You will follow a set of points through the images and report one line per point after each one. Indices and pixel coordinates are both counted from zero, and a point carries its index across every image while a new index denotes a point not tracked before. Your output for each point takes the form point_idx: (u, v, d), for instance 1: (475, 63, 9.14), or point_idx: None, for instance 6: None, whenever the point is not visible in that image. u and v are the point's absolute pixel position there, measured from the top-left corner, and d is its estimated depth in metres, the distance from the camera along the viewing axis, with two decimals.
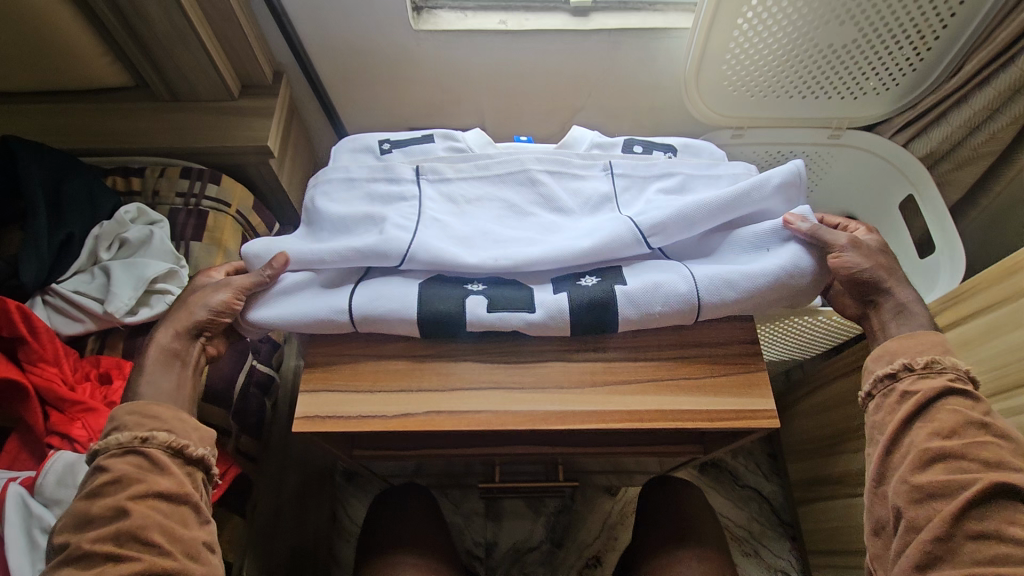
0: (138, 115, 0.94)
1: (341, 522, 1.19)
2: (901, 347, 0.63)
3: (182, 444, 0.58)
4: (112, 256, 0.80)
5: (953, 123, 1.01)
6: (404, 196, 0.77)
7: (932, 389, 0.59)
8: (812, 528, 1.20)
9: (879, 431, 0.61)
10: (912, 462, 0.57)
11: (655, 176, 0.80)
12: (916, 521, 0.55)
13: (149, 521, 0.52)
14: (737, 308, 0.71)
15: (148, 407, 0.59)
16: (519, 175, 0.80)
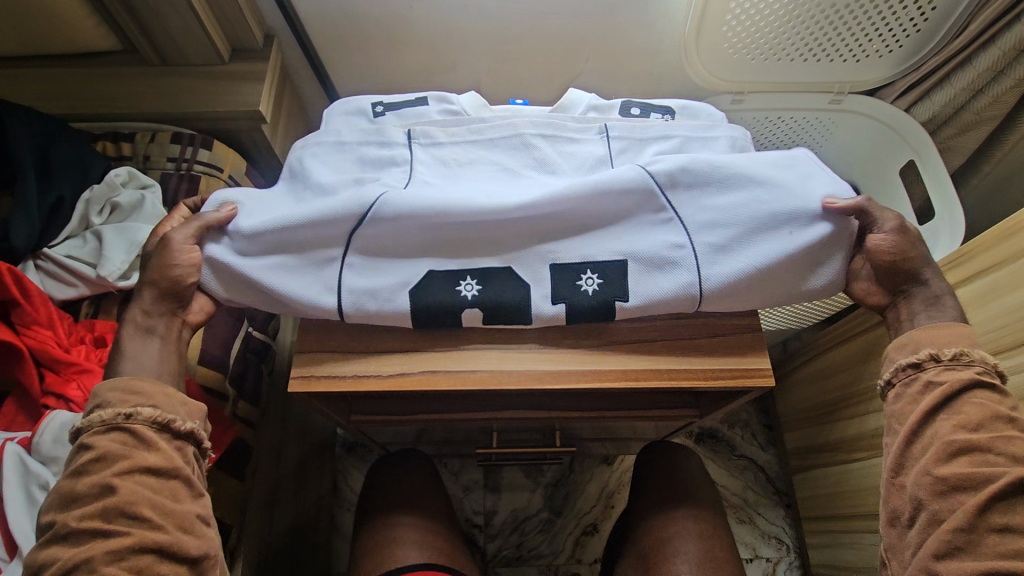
0: (127, 80, 0.92)
1: (341, 492, 1.22)
2: (927, 337, 0.60)
3: (169, 419, 0.56)
4: (104, 221, 0.79)
5: (956, 86, 0.99)
6: (397, 161, 0.76)
7: (960, 381, 0.56)
8: (807, 495, 1.22)
9: (899, 422, 0.59)
10: (935, 455, 0.54)
11: (652, 139, 0.79)
12: (940, 513, 0.52)
13: (137, 496, 0.51)
14: (735, 302, 0.69)
15: (130, 384, 0.57)
16: (513, 139, 0.78)
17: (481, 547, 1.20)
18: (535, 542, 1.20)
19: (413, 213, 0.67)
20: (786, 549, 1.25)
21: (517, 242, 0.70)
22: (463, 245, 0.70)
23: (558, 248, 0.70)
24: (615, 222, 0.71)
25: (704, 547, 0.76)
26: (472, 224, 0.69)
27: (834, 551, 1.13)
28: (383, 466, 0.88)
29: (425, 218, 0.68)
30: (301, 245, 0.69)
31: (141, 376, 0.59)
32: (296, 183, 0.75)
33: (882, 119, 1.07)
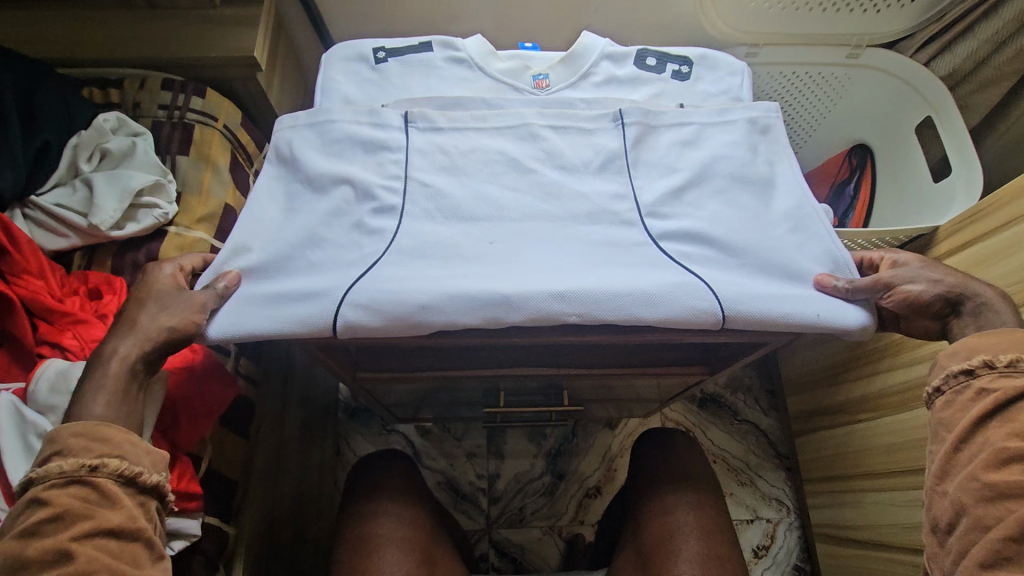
0: (115, 24, 0.88)
1: (343, 455, 1.21)
2: (980, 342, 0.54)
3: (137, 472, 0.48)
4: (94, 168, 0.76)
5: (980, 37, 0.96)
6: (389, 146, 0.69)
7: (1014, 391, 0.50)
8: (810, 458, 1.22)
9: (947, 430, 0.53)
10: (984, 460, 0.48)
11: (668, 125, 0.72)
12: (984, 520, 0.47)
13: (95, 564, 0.43)
14: (769, 325, 0.58)
15: (93, 429, 0.49)
16: (520, 129, 0.70)
17: (483, 509, 1.20)
18: (538, 504, 1.20)
19: (397, 278, 0.58)
20: (787, 510, 1.25)
21: (526, 287, 0.57)
22: (457, 300, 0.56)
23: (584, 297, 0.57)
24: (642, 282, 0.58)
25: (702, 535, 0.74)
26: (465, 286, 0.57)
27: (836, 509, 1.13)
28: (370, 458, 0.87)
29: (412, 276, 0.59)
30: (277, 304, 0.58)
31: (109, 424, 0.50)
32: (285, 199, 0.69)
33: (903, 77, 1.05)
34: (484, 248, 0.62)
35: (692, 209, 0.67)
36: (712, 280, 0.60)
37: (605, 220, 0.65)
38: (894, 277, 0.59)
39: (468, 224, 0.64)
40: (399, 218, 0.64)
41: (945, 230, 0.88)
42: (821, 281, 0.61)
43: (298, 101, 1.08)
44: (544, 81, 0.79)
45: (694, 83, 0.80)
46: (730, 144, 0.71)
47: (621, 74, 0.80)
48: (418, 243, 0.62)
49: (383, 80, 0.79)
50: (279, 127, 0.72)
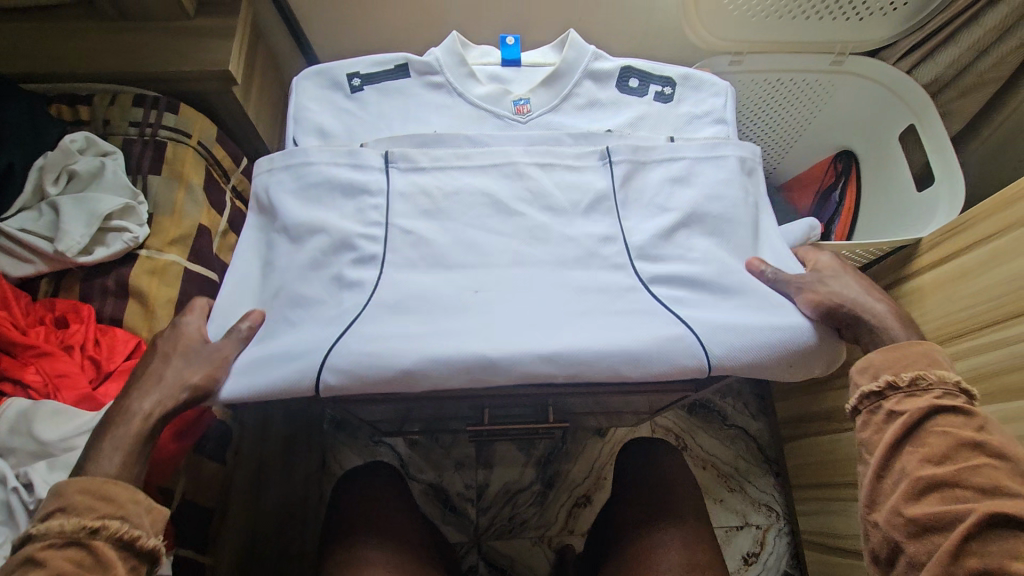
0: (85, 36, 0.85)
1: (329, 468, 1.20)
2: (881, 359, 0.57)
3: (134, 536, 0.48)
4: (60, 190, 0.73)
5: (962, 44, 0.96)
6: (369, 189, 0.67)
7: (918, 411, 0.53)
8: (798, 463, 1.21)
9: (869, 452, 0.56)
10: (904, 492, 0.51)
11: (657, 161, 0.71)
12: (917, 556, 0.50)
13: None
14: (744, 368, 0.59)
15: (101, 486, 0.48)
16: (506, 168, 0.69)
17: (472, 520, 1.18)
18: (527, 514, 1.20)
19: (380, 340, 0.57)
20: (776, 515, 1.25)
21: (508, 350, 0.56)
22: (443, 363, 0.56)
23: (574, 358, 0.56)
24: (637, 339, 0.58)
25: None
26: (455, 347, 0.56)
27: (824, 518, 1.13)
28: (356, 478, 0.90)
29: (394, 330, 0.58)
30: (255, 369, 0.58)
31: (115, 478, 0.50)
32: (265, 251, 0.69)
33: (901, 97, 1.03)
34: (467, 296, 0.61)
35: (682, 252, 0.66)
36: (700, 329, 0.59)
37: (595, 265, 0.65)
38: (807, 283, 0.64)
39: (454, 252, 0.65)
40: (380, 267, 0.64)
41: (928, 241, 0.88)
42: (751, 264, 0.66)
43: (277, 112, 1.05)
44: (525, 106, 0.77)
45: (677, 105, 0.79)
46: (722, 180, 0.70)
47: (603, 97, 0.79)
48: (400, 295, 0.61)
49: (357, 108, 0.76)
50: (259, 163, 0.71)
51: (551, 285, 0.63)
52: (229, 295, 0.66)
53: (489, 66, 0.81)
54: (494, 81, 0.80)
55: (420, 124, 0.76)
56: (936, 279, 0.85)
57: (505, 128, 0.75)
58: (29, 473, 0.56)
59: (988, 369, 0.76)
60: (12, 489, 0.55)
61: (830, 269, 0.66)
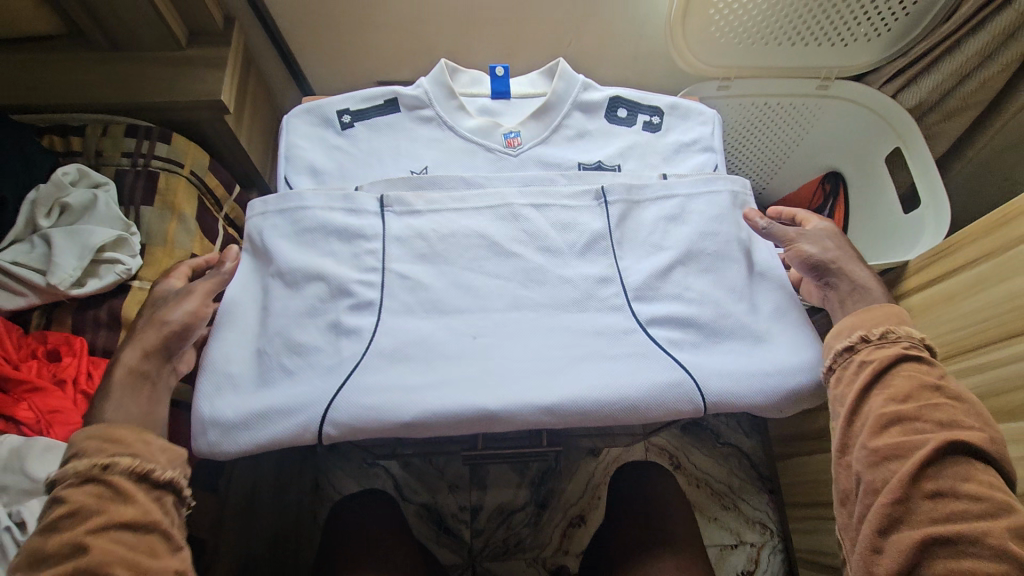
0: (78, 67, 0.86)
1: (324, 491, 1.19)
2: (855, 320, 0.63)
3: (148, 469, 0.52)
4: (53, 223, 0.74)
5: (944, 71, 0.98)
6: (366, 235, 0.70)
7: (887, 358, 0.58)
8: (791, 482, 1.22)
9: (840, 403, 0.60)
10: (870, 428, 0.56)
11: (651, 199, 0.75)
12: (875, 483, 0.54)
13: (111, 553, 0.46)
14: (739, 410, 0.65)
15: (108, 431, 0.52)
16: (501, 210, 0.72)
17: (467, 542, 1.18)
18: (522, 535, 1.19)
19: (380, 392, 0.62)
20: (770, 533, 1.25)
21: (509, 406, 0.62)
22: (443, 417, 0.61)
23: (569, 412, 0.62)
24: (631, 389, 0.63)
25: None
26: (454, 400, 0.61)
27: (818, 537, 1.13)
28: (353, 505, 0.90)
29: (393, 378, 0.63)
30: (260, 424, 0.61)
31: (121, 425, 0.54)
32: (261, 294, 0.70)
33: (889, 120, 1.04)
34: (467, 343, 0.65)
35: (674, 292, 0.70)
36: (698, 374, 0.64)
37: (593, 306, 0.68)
38: (800, 237, 0.69)
39: (455, 292, 0.68)
40: (377, 313, 0.67)
41: (914, 265, 0.89)
42: (748, 216, 0.73)
43: (269, 138, 1.06)
44: (515, 139, 0.79)
45: (665, 134, 0.81)
46: (714, 219, 0.74)
47: (592, 128, 0.81)
48: (397, 345, 0.65)
49: (347, 145, 0.78)
50: (258, 207, 0.72)
51: (544, 324, 0.67)
52: (229, 343, 0.66)
53: (478, 98, 0.84)
54: (484, 114, 0.83)
55: (413, 159, 0.78)
56: (925, 301, 0.86)
57: (496, 163, 0.78)
58: (19, 512, 0.57)
59: (983, 391, 0.76)
60: (4, 529, 0.55)
61: (828, 232, 0.69)
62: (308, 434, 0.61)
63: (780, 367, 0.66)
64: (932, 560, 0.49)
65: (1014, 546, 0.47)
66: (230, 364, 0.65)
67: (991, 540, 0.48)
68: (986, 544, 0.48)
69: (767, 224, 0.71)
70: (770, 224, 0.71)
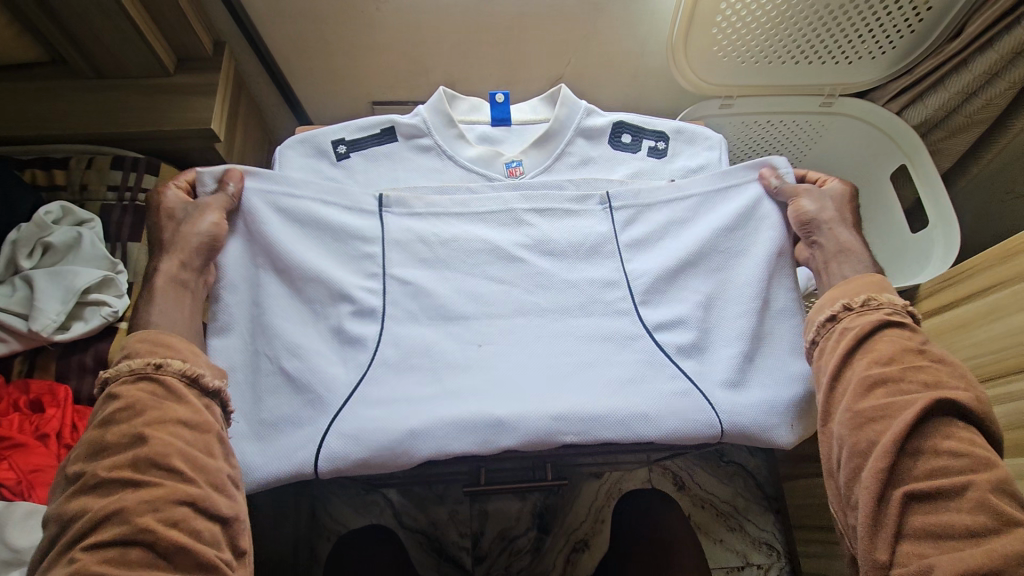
0: (61, 96, 0.83)
1: (321, 520, 1.16)
2: (838, 291, 0.60)
3: (199, 374, 0.54)
4: (35, 263, 0.71)
5: (950, 90, 0.96)
6: (364, 237, 0.68)
7: (869, 323, 0.56)
8: (797, 504, 1.19)
9: (823, 371, 0.57)
10: (855, 390, 0.53)
11: (663, 202, 0.72)
12: (860, 446, 0.51)
13: (171, 446, 0.48)
14: (746, 425, 0.62)
15: (158, 337, 0.55)
16: (503, 215, 0.70)
17: (467, 569, 1.15)
18: (523, 561, 1.16)
19: (376, 440, 0.59)
20: (777, 555, 1.22)
21: None
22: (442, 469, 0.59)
23: None
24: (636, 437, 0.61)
25: None
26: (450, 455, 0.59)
27: (826, 562, 1.09)
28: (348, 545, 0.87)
29: (394, 425, 0.59)
30: (272, 437, 0.61)
31: (169, 333, 0.56)
32: (253, 290, 0.65)
33: (889, 134, 1.03)
34: (472, 351, 0.64)
35: (680, 296, 0.68)
36: (705, 386, 0.63)
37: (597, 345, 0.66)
38: (805, 193, 0.68)
39: (456, 335, 0.65)
40: (381, 321, 0.65)
41: (927, 287, 0.88)
42: (764, 175, 0.71)
43: (261, 161, 1.03)
44: (517, 168, 0.78)
45: (671, 159, 0.79)
46: (724, 217, 0.70)
47: (595, 154, 0.79)
48: (391, 395, 0.61)
49: (343, 176, 0.76)
50: (258, 173, 0.67)
51: (552, 360, 0.64)
52: (229, 351, 0.63)
53: (478, 125, 0.82)
54: (484, 142, 0.81)
55: None
56: (940, 327, 0.84)
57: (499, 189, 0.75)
58: None
59: (1003, 422, 0.73)
60: None
61: (841, 197, 0.68)
62: (308, 473, 0.59)
63: (774, 382, 0.64)
64: (914, 517, 0.47)
65: (996, 498, 0.45)
66: (227, 382, 0.62)
67: (972, 493, 0.46)
68: (967, 496, 0.46)
69: (781, 185, 0.70)
70: (784, 184, 0.70)
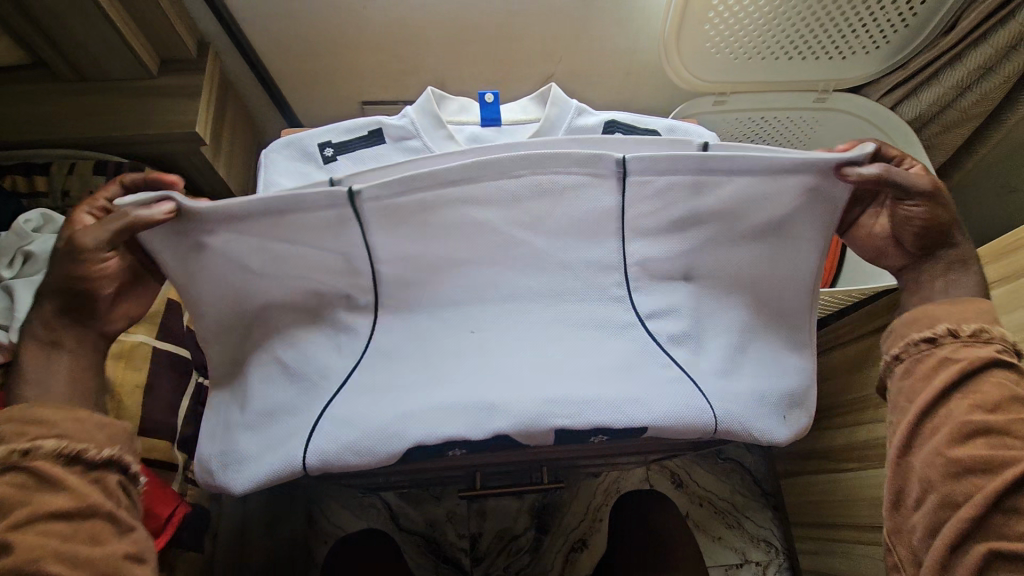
0: (42, 101, 0.82)
1: (318, 524, 1.15)
2: (942, 313, 0.56)
3: (79, 449, 0.48)
4: (14, 273, 0.70)
5: (944, 84, 0.94)
6: (341, 237, 0.59)
7: (977, 360, 0.51)
8: (794, 501, 1.18)
9: (908, 400, 0.54)
10: (950, 434, 0.49)
11: (692, 176, 0.59)
12: (951, 495, 0.48)
13: (42, 546, 0.43)
14: (739, 415, 0.62)
15: (30, 413, 0.49)
16: (498, 192, 0.59)
17: (465, 570, 1.14)
18: (522, 562, 1.15)
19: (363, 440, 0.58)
20: (775, 551, 1.21)
21: None
22: None
23: None
24: None
25: None
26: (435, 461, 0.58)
27: (823, 559, 1.09)
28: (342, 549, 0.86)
29: (383, 426, 0.58)
30: (265, 426, 0.61)
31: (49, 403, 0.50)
32: (228, 295, 0.61)
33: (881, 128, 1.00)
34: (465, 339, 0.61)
35: (682, 286, 0.64)
36: (698, 377, 0.62)
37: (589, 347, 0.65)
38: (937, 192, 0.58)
39: None
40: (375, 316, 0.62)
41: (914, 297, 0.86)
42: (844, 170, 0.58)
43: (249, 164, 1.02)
44: None
45: None
46: (754, 205, 0.61)
47: None
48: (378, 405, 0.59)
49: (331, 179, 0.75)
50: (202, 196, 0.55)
51: None
52: (221, 352, 0.64)
53: (468, 126, 0.80)
54: (474, 143, 0.79)
55: None
56: None
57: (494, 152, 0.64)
58: None
59: None
60: None
61: (927, 223, 0.59)
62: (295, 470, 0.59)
63: (769, 376, 0.64)
64: (995, 573, 0.45)
65: None
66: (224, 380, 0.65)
67: None
68: None
69: (886, 177, 0.57)
70: (891, 177, 0.57)
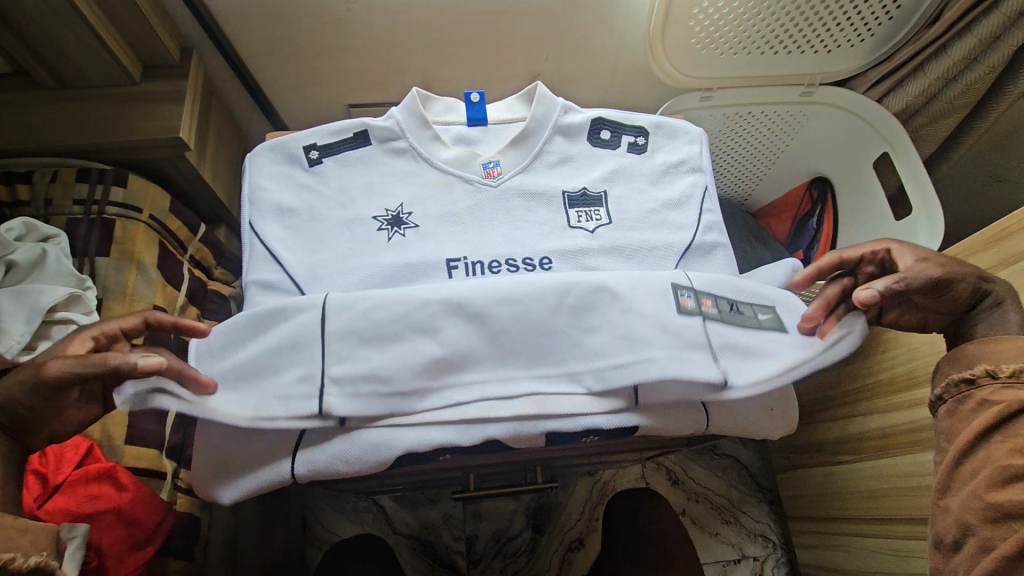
0: (24, 109, 0.81)
1: (312, 529, 1.15)
2: (986, 353, 0.53)
3: (8, 558, 0.44)
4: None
5: (930, 75, 0.95)
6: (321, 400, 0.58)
7: (1015, 402, 0.48)
8: (790, 494, 1.17)
9: (948, 441, 0.52)
10: (987, 479, 0.47)
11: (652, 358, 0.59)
12: (991, 541, 0.45)
13: None
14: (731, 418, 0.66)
15: None
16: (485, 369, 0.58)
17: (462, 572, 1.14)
18: (519, 563, 1.15)
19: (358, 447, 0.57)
20: (773, 546, 1.21)
21: None
22: None
23: None
24: None
25: None
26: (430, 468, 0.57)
27: (820, 552, 1.09)
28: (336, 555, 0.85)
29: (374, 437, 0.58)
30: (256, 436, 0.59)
31: None
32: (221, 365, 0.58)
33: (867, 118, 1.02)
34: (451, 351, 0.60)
35: None
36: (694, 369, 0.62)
37: None
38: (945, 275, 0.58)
39: None
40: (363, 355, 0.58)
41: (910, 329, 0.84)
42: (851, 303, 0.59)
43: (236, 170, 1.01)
44: (495, 169, 0.75)
45: (651, 155, 0.78)
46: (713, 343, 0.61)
47: (574, 153, 0.78)
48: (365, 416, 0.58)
49: (317, 181, 0.74)
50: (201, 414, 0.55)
51: None
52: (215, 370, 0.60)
53: (453, 126, 0.80)
54: (461, 143, 0.79)
55: (386, 194, 0.74)
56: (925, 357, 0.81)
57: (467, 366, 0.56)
58: None
59: None
60: None
61: (959, 295, 0.59)
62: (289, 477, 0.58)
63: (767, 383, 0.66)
64: None
65: None
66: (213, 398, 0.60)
67: None
68: None
69: (906, 287, 0.58)
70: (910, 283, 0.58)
